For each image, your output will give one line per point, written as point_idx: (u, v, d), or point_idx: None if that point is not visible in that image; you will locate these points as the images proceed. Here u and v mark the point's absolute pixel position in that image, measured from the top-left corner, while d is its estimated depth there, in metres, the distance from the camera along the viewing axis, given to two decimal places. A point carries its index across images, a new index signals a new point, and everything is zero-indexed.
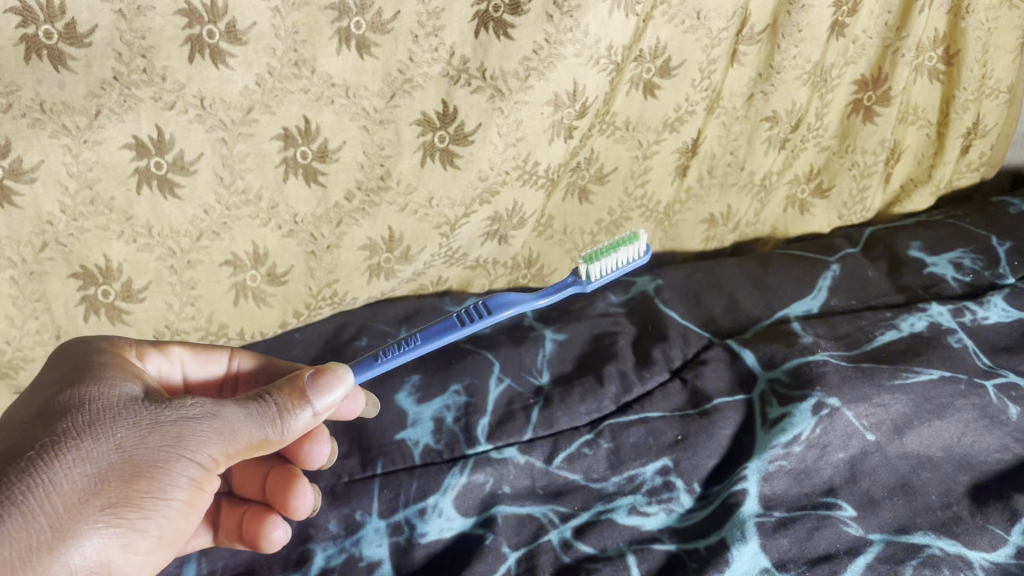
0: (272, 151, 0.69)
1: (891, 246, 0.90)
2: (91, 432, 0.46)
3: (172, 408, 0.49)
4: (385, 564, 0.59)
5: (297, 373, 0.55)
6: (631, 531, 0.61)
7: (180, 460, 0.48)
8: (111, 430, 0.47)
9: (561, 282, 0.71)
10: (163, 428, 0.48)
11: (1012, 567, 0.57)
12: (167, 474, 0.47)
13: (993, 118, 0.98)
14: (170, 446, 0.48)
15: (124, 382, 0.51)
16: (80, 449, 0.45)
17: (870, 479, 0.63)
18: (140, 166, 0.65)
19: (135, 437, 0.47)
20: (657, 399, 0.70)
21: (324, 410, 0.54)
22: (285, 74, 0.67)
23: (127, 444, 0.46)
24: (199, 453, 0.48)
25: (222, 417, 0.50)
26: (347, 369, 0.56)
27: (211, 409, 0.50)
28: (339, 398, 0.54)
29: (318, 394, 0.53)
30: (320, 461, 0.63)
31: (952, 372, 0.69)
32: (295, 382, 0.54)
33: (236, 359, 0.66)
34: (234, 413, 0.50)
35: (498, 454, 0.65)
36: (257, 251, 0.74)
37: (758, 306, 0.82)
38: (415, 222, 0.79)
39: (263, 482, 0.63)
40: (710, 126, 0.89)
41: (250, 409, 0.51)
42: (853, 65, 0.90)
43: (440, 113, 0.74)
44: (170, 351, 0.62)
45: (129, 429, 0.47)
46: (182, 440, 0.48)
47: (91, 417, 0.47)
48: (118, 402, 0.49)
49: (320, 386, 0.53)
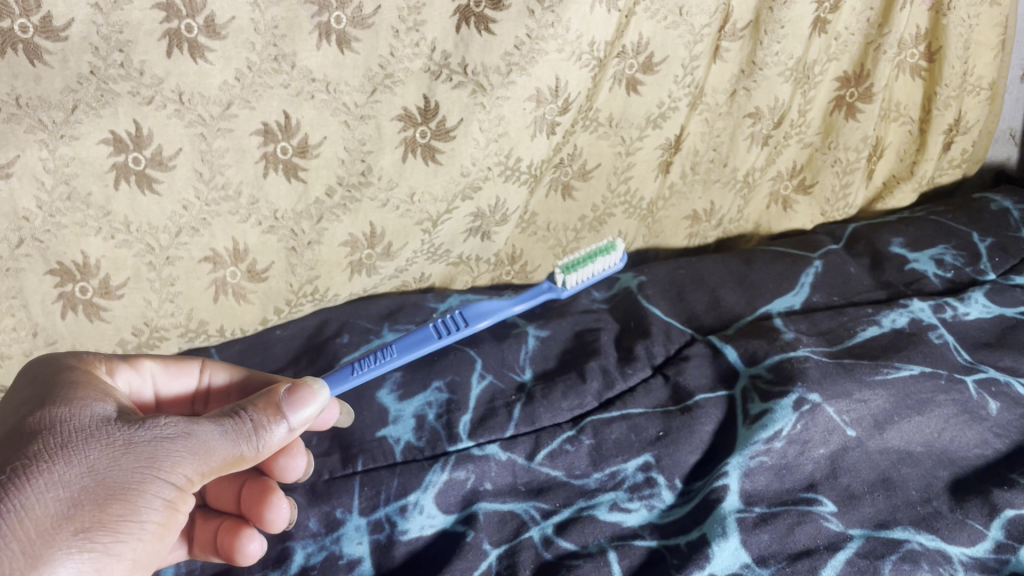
0: (252, 147, 0.69)
1: (873, 242, 0.90)
2: (63, 455, 0.46)
3: (146, 428, 0.49)
4: (366, 562, 0.59)
5: (272, 387, 0.55)
6: (613, 527, 0.61)
7: (154, 481, 0.47)
8: (83, 453, 0.46)
9: (537, 289, 0.79)
10: (137, 449, 0.47)
11: (991, 561, 0.57)
12: (142, 496, 0.47)
13: (974, 114, 0.99)
14: (144, 467, 0.47)
15: (95, 403, 0.51)
16: (52, 473, 0.44)
17: (851, 475, 0.63)
18: (118, 161, 0.64)
19: (108, 459, 0.46)
20: (639, 395, 0.70)
21: (299, 425, 0.54)
22: (265, 68, 0.66)
23: (100, 466, 0.46)
24: (174, 473, 0.48)
25: (197, 435, 0.49)
26: (323, 385, 0.56)
27: (185, 428, 0.49)
28: (314, 412, 0.55)
29: (293, 409, 0.53)
30: (295, 474, 0.62)
31: (933, 367, 0.69)
32: (270, 397, 0.54)
33: (208, 372, 0.65)
34: (208, 432, 0.50)
35: (479, 450, 0.65)
36: (238, 247, 0.73)
37: (741, 302, 0.82)
38: (396, 218, 0.79)
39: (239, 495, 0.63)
40: (693, 122, 0.89)
41: (225, 426, 0.51)
42: (835, 62, 0.91)
43: (422, 109, 0.73)
44: (140, 366, 0.61)
45: (102, 450, 0.47)
46: (157, 461, 0.47)
47: (63, 440, 0.46)
48: (90, 423, 0.48)
49: (296, 402, 0.54)
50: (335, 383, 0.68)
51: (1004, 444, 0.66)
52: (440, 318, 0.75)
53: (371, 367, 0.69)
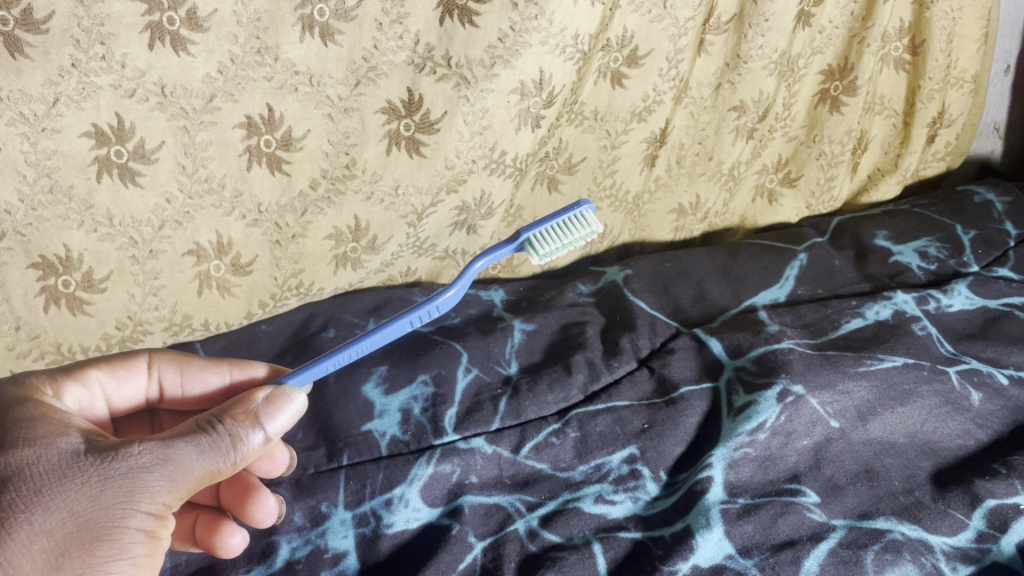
0: (235, 140, 0.69)
1: (858, 235, 0.91)
2: (39, 502, 0.45)
3: (119, 459, 0.47)
4: (351, 555, 0.59)
5: (246, 395, 0.55)
6: (597, 519, 0.61)
7: (136, 515, 0.47)
8: (59, 495, 0.45)
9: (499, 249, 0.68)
10: (113, 484, 0.47)
11: (973, 551, 0.58)
12: (126, 531, 0.46)
13: (958, 107, 0.99)
14: (124, 502, 0.47)
15: (60, 434, 0.49)
16: (32, 524, 0.44)
17: (834, 466, 0.63)
18: (100, 154, 0.64)
19: (86, 500, 0.46)
20: (624, 388, 0.70)
21: (276, 432, 0.54)
22: (248, 61, 0.66)
23: (79, 509, 0.45)
24: (153, 503, 0.48)
25: (174, 460, 0.48)
26: (298, 391, 0.57)
27: (160, 454, 0.48)
28: (289, 418, 0.55)
29: (270, 417, 0.53)
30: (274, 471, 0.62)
31: (916, 358, 0.70)
32: (246, 406, 0.54)
33: (157, 369, 0.65)
34: (185, 453, 0.49)
35: (465, 444, 0.65)
36: (221, 240, 0.73)
37: (726, 295, 0.82)
38: (381, 211, 0.79)
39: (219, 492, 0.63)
40: (678, 116, 0.89)
41: (201, 444, 0.50)
42: (820, 55, 0.91)
43: (406, 102, 0.73)
44: (86, 378, 0.61)
45: (78, 491, 0.46)
46: (137, 496, 0.47)
47: (36, 484, 0.46)
48: (60, 460, 0.47)
49: (272, 411, 0.54)
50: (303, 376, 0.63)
51: (986, 434, 0.66)
52: (411, 308, 0.64)
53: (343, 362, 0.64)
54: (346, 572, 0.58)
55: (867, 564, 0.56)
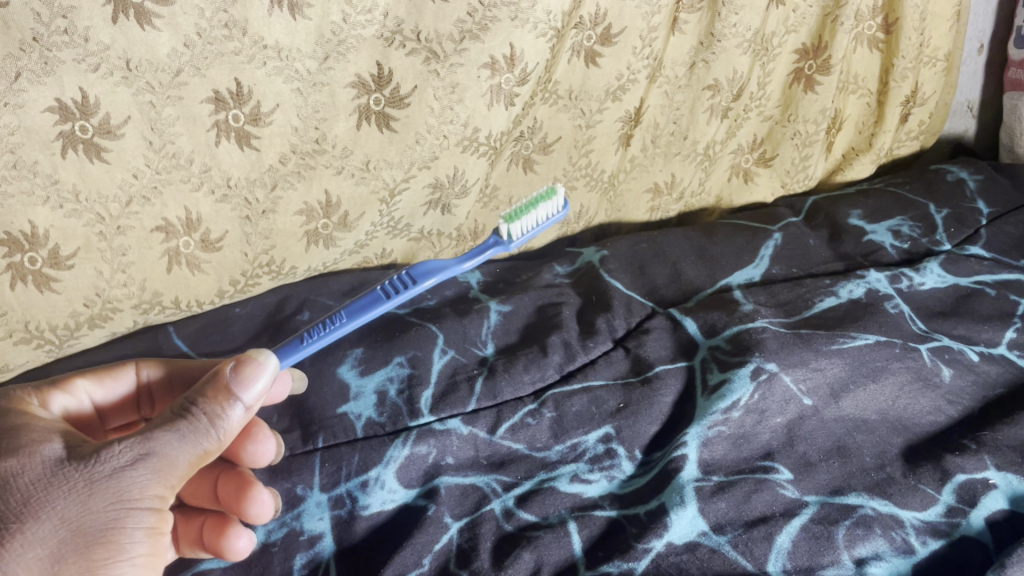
0: (203, 114, 0.68)
1: (832, 214, 0.91)
2: (30, 512, 0.44)
3: (103, 460, 0.46)
4: (327, 537, 0.59)
5: (216, 369, 0.52)
6: (573, 498, 0.61)
7: (129, 515, 0.46)
8: (48, 503, 0.44)
9: (483, 246, 0.72)
10: (101, 486, 0.45)
11: (942, 526, 0.58)
12: (122, 532, 0.45)
13: (931, 86, 1.00)
14: (114, 503, 0.45)
15: (44, 442, 0.48)
16: (24, 534, 0.43)
17: (807, 443, 0.64)
18: (64, 129, 0.63)
19: (77, 505, 0.45)
20: (600, 367, 0.71)
21: (253, 401, 0.52)
22: (215, 35, 0.65)
23: (71, 515, 0.44)
24: (145, 499, 0.46)
25: (157, 453, 0.47)
26: (269, 352, 0.53)
27: (142, 448, 0.47)
28: (266, 385, 0.52)
29: (243, 387, 0.51)
30: (265, 458, 0.61)
31: (888, 336, 0.70)
32: (215, 381, 0.51)
33: (143, 371, 0.64)
34: (167, 444, 0.47)
35: (441, 425, 0.65)
36: (190, 216, 0.72)
37: (701, 275, 0.82)
38: (352, 186, 0.78)
39: (215, 489, 0.60)
40: (652, 95, 0.89)
41: (181, 432, 0.48)
42: (793, 34, 0.91)
43: (375, 76, 0.73)
44: (73, 387, 0.59)
45: (67, 497, 0.45)
46: (127, 496, 0.46)
47: (24, 495, 0.44)
48: (46, 468, 0.46)
49: (243, 379, 0.51)
50: (284, 355, 0.65)
51: (956, 410, 0.67)
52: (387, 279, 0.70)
53: (323, 337, 0.65)
54: (322, 553, 0.58)
55: (838, 539, 0.56)
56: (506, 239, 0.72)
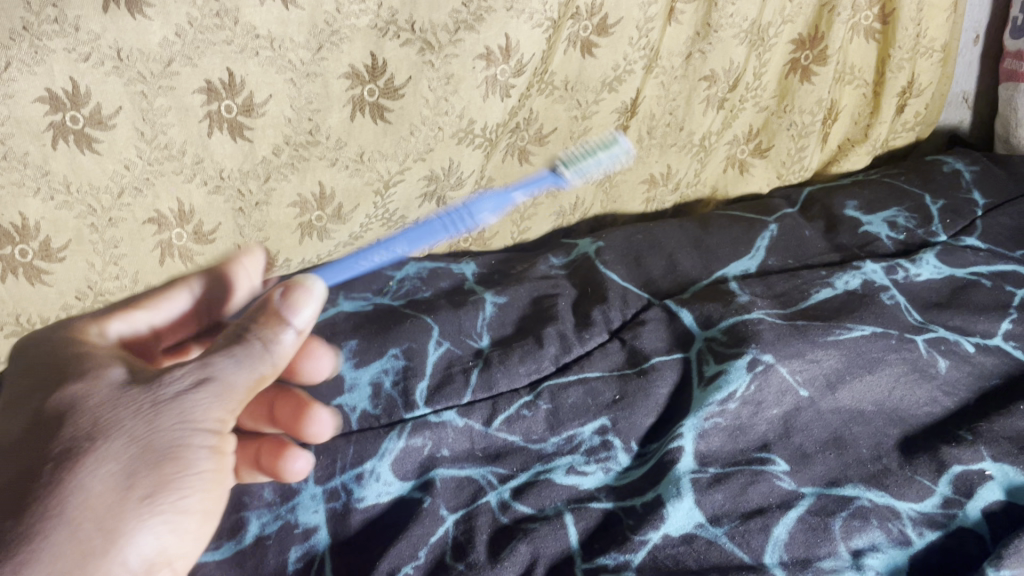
0: (195, 105, 0.67)
1: (828, 205, 0.91)
2: (99, 430, 0.41)
3: (166, 382, 0.43)
4: (322, 530, 0.58)
5: (263, 296, 0.48)
6: (569, 490, 0.61)
7: (194, 436, 0.43)
8: (115, 423, 0.41)
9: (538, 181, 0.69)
10: (166, 407, 0.42)
11: (939, 517, 0.58)
12: (188, 452, 0.43)
13: (927, 76, 1.00)
14: (180, 423, 0.42)
15: (107, 364, 0.45)
16: (93, 453, 0.40)
17: (804, 434, 0.64)
18: (55, 120, 0.62)
19: (144, 423, 0.42)
20: (596, 359, 0.70)
21: (304, 327, 0.47)
22: (207, 25, 0.64)
23: (140, 432, 0.42)
24: (208, 421, 0.43)
25: (218, 374, 0.44)
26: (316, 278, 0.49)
27: (201, 371, 0.43)
28: (313, 311, 0.48)
29: (292, 312, 0.46)
30: (320, 374, 0.60)
31: (884, 328, 0.70)
32: (263, 307, 0.47)
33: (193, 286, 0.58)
34: (226, 366, 0.44)
35: (436, 417, 0.65)
36: (183, 208, 0.72)
37: (697, 267, 0.82)
38: (346, 177, 0.78)
39: (270, 412, 0.60)
40: (649, 85, 0.88)
41: (237, 355, 0.44)
42: (790, 24, 0.91)
43: (369, 67, 0.72)
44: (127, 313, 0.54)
45: (135, 416, 0.42)
46: (195, 413, 0.43)
47: (91, 415, 0.41)
48: (110, 389, 0.43)
49: (292, 304, 0.47)
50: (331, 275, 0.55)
51: (952, 401, 0.67)
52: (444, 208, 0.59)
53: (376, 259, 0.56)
54: (316, 546, 0.57)
55: (835, 530, 0.56)
56: (563, 176, 0.69)
